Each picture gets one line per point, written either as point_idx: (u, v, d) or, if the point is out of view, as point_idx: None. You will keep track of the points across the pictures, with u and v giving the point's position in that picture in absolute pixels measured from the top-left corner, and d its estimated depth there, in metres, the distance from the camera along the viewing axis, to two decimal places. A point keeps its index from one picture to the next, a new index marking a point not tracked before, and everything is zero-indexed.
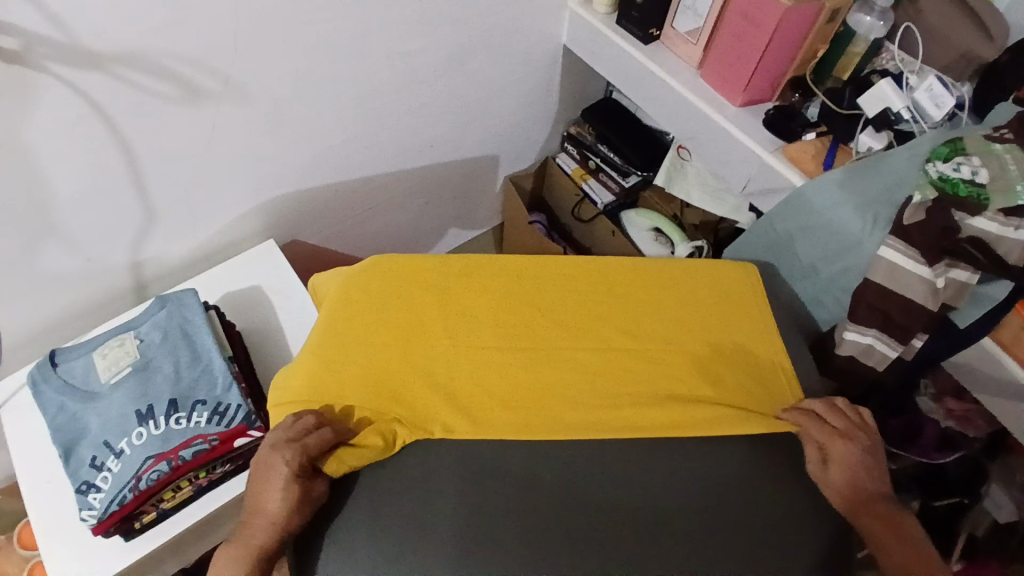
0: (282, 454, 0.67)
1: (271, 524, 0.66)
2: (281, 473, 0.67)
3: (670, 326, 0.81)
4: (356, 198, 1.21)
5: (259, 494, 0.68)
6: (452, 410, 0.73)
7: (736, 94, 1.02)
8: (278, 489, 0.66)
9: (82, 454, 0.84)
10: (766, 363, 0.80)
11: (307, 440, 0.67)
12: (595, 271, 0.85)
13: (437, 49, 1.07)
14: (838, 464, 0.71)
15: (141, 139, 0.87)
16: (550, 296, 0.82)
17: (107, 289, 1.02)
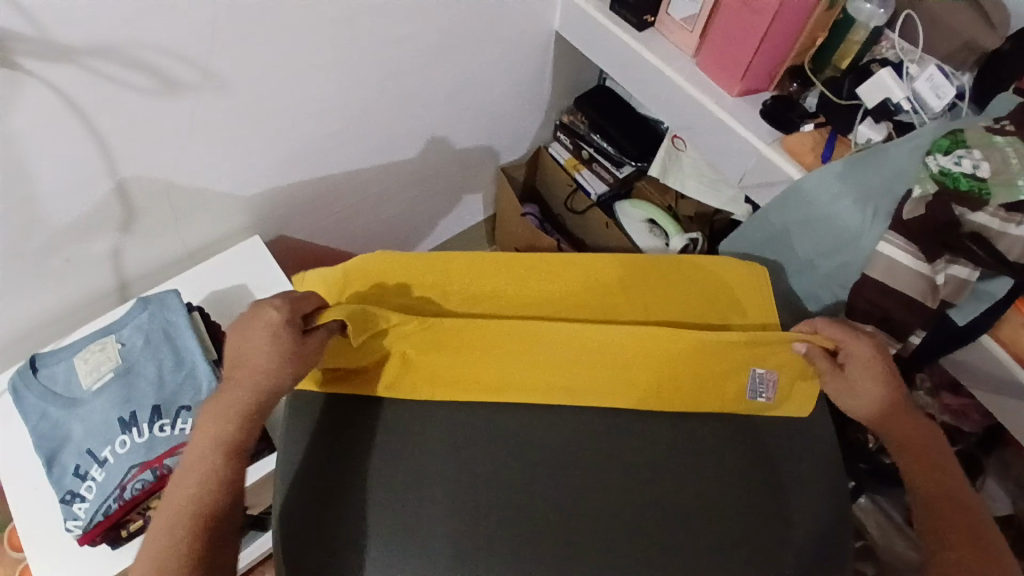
0: (262, 315, 0.71)
1: (252, 383, 0.70)
2: (268, 328, 0.70)
3: (670, 301, 0.83)
4: (344, 191, 1.18)
5: (242, 344, 0.71)
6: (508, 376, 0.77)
7: (733, 84, 1.00)
8: (257, 337, 0.70)
9: (65, 463, 0.83)
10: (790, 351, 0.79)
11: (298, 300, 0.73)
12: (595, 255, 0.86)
13: (426, 36, 1.03)
14: (857, 373, 0.75)
15: (118, 136, 0.84)
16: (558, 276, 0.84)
17: (89, 289, 1.00)
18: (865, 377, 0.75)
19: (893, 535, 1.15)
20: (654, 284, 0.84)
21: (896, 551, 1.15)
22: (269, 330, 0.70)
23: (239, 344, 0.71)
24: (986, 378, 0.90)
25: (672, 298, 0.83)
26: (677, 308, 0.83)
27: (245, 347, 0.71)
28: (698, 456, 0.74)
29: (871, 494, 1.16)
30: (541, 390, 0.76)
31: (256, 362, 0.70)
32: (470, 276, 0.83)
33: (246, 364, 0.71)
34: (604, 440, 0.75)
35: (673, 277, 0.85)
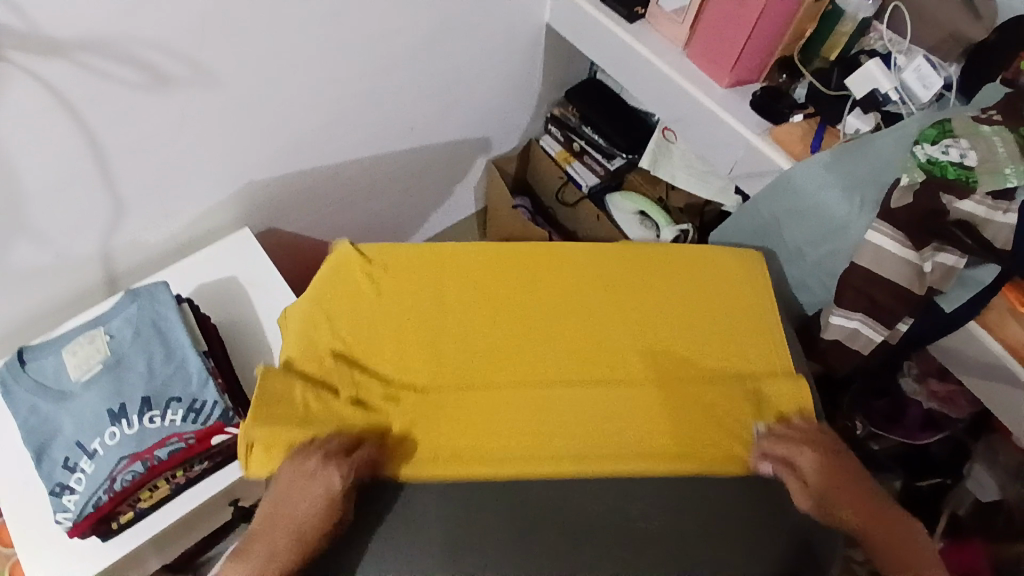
0: (323, 468, 0.68)
1: (297, 536, 0.67)
2: (325, 492, 0.67)
3: (643, 294, 0.85)
4: (335, 183, 1.18)
5: (292, 497, 0.68)
6: (497, 403, 0.75)
7: (723, 75, 1.00)
8: (315, 496, 0.67)
9: (54, 455, 0.82)
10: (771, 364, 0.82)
11: (354, 457, 0.69)
12: (569, 273, 0.86)
13: (417, 28, 1.03)
14: (816, 488, 0.71)
15: (106, 130, 0.83)
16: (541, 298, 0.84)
17: (77, 284, 0.99)
18: (829, 481, 0.71)
19: None
20: (664, 322, 0.83)
21: None
22: (330, 489, 0.67)
23: (293, 497, 0.68)
24: (973, 365, 0.91)
25: (679, 330, 0.82)
26: (686, 342, 0.82)
27: (301, 502, 0.67)
28: (689, 448, 0.74)
29: None
30: (535, 422, 0.74)
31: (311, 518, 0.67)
32: (442, 295, 0.83)
33: (295, 522, 0.67)
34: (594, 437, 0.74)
35: (677, 310, 0.84)
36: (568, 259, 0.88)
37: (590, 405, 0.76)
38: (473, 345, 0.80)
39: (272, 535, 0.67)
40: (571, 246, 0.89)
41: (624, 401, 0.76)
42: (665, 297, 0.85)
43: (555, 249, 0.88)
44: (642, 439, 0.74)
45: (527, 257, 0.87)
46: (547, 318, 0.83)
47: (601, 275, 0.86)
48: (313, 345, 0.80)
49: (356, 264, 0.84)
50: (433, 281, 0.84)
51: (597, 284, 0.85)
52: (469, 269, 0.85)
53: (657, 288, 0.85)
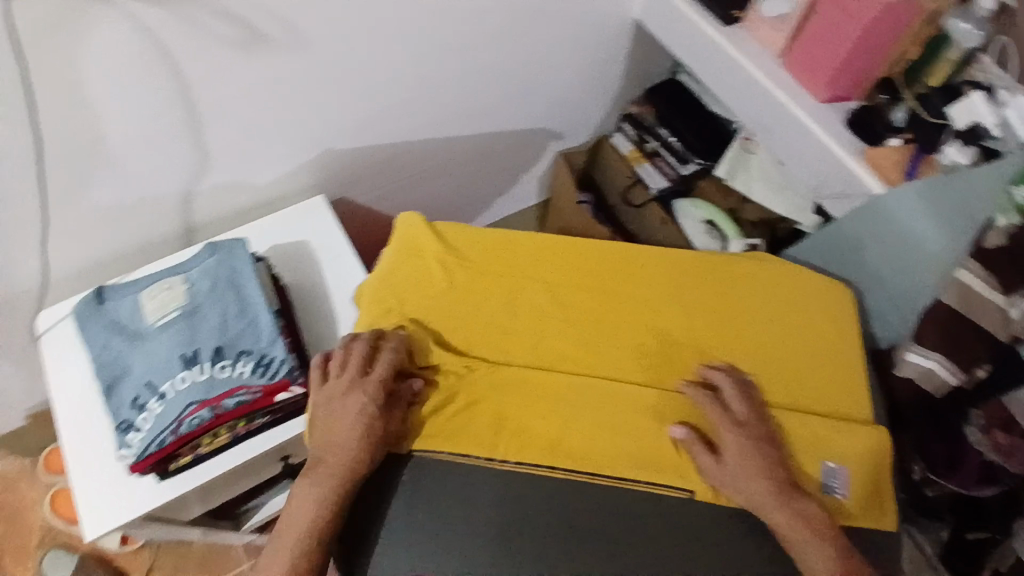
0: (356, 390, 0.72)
1: (343, 459, 0.69)
2: (363, 407, 0.71)
3: (719, 298, 0.84)
4: (407, 159, 1.18)
5: (332, 420, 0.72)
6: (565, 392, 0.76)
7: (819, 89, 0.97)
8: (350, 415, 0.71)
9: (123, 393, 0.85)
10: (840, 384, 0.81)
11: (379, 375, 0.73)
12: (644, 269, 0.86)
13: (507, 11, 1.02)
14: (736, 461, 0.71)
15: (198, 83, 0.85)
16: (613, 289, 0.84)
17: (155, 230, 1.01)
18: (744, 459, 0.71)
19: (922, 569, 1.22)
20: (740, 340, 0.82)
21: None
22: (358, 408, 0.71)
23: (329, 425, 0.72)
24: None
25: (752, 349, 0.81)
26: (760, 363, 0.80)
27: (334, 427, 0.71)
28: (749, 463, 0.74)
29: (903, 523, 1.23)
30: (600, 415, 0.75)
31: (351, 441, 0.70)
32: (514, 279, 0.83)
33: (336, 443, 0.70)
34: (654, 434, 0.74)
35: (755, 332, 0.82)
36: (646, 256, 0.87)
37: (660, 415, 0.75)
38: (546, 333, 0.80)
39: (317, 462, 0.70)
40: (650, 255, 0.87)
41: (692, 411, 0.76)
42: (744, 316, 0.83)
43: (630, 253, 0.87)
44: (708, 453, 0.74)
45: (604, 263, 0.86)
46: (623, 324, 0.82)
47: (676, 277, 0.86)
48: (383, 315, 0.81)
49: (434, 252, 0.84)
50: (505, 266, 0.84)
51: (674, 282, 0.85)
52: (543, 258, 0.86)
53: (735, 306, 0.84)
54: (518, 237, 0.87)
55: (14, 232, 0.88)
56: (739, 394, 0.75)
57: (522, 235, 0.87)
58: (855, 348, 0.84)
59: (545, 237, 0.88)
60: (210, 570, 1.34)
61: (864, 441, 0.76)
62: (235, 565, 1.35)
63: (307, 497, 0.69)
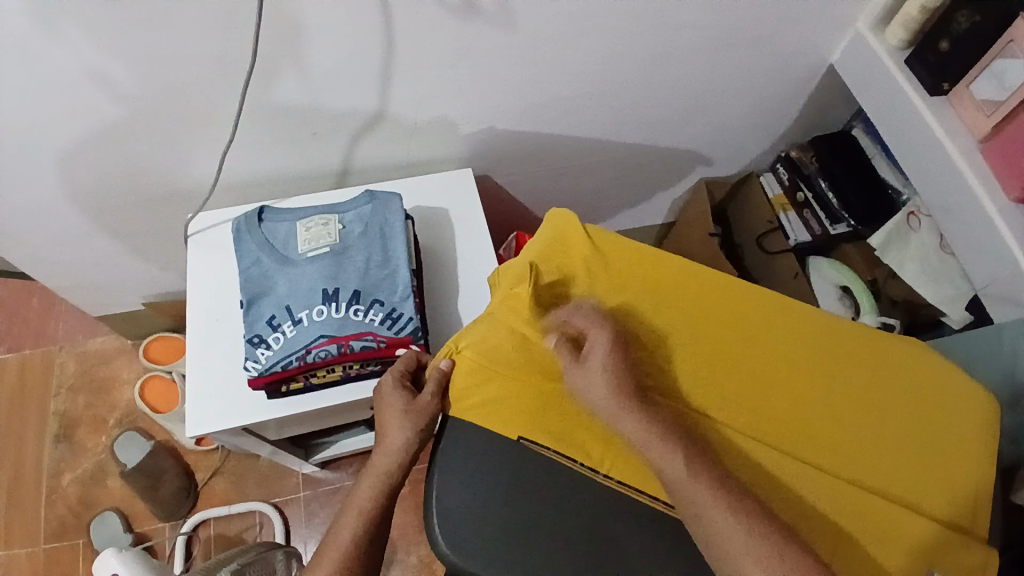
0: (383, 385, 0.84)
1: (385, 443, 0.81)
2: (389, 395, 0.83)
3: (852, 371, 0.81)
4: (558, 152, 1.19)
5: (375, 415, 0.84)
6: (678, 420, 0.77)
7: (1015, 185, 0.89)
8: (383, 408, 0.82)
9: (262, 310, 0.91)
10: (965, 497, 0.75)
11: (397, 369, 0.85)
12: (784, 318, 0.83)
13: (706, 32, 1.01)
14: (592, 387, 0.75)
15: (405, 38, 0.89)
16: (744, 331, 0.82)
17: (316, 162, 1.07)
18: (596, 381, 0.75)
19: None
20: (872, 426, 0.78)
21: None
22: (403, 404, 0.81)
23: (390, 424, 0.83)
24: None
25: (871, 429, 0.78)
26: (885, 451, 0.77)
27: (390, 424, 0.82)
28: (849, 544, 0.71)
29: None
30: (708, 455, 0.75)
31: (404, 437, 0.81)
32: (649, 296, 0.83)
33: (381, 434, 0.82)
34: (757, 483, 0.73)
35: (892, 421, 0.78)
36: (788, 306, 0.84)
37: (776, 478, 0.73)
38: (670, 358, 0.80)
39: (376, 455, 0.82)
40: (802, 312, 0.84)
41: (802, 474, 0.74)
42: (879, 400, 0.80)
43: (773, 301, 0.84)
44: (810, 521, 0.71)
45: (751, 308, 0.83)
46: (755, 375, 0.80)
47: (814, 338, 0.82)
48: (519, 300, 0.82)
49: (583, 256, 0.85)
50: (645, 279, 0.84)
51: (808, 343, 0.82)
52: (684, 281, 0.85)
53: (875, 388, 0.80)
54: (671, 260, 0.86)
55: (204, 133, 0.96)
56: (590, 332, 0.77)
57: (668, 255, 0.86)
58: (990, 463, 0.77)
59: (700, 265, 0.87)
60: (267, 488, 1.42)
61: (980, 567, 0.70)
62: (290, 491, 1.42)
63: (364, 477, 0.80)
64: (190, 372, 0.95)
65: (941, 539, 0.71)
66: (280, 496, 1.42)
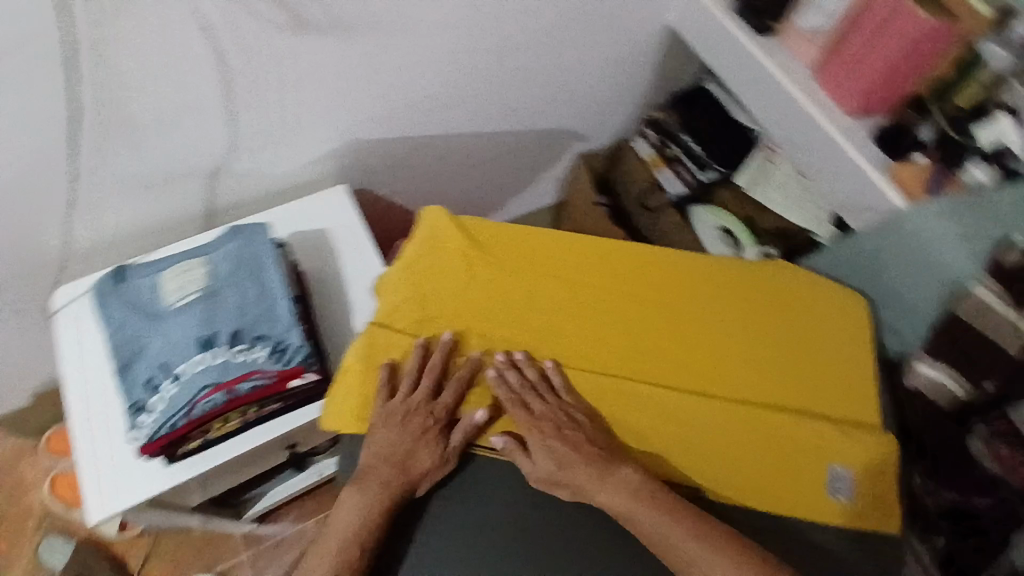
0: (422, 412, 0.75)
1: (401, 477, 0.73)
2: (426, 427, 0.74)
3: (735, 301, 0.84)
4: (433, 152, 1.18)
5: (395, 438, 0.74)
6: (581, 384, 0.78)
7: (850, 102, 0.96)
8: (412, 436, 0.74)
9: (139, 372, 0.86)
10: (855, 395, 0.80)
11: (446, 401, 0.76)
12: (662, 266, 0.86)
13: (544, 11, 1.03)
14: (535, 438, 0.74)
15: (239, 66, 0.86)
16: (627, 286, 0.84)
17: (177, 210, 1.02)
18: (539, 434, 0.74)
19: None
20: (768, 349, 0.82)
21: None
22: (440, 445, 0.75)
23: (384, 438, 0.74)
24: None
25: (765, 352, 0.81)
26: (782, 368, 0.81)
27: (385, 443, 0.74)
28: (758, 466, 0.75)
29: None
30: (617, 414, 0.77)
31: (403, 455, 0.73)
32: (532, 270, 0.84)
33: (396, 461, 0.73)
34: (666, 429, 0.76)
35: (782, 339, 0.82)
36: (663, 252, 0.87)
37: (687, 421, 0.76)
38: (563, 327, 0.81)
39: (367, 475, 0.73)
40: (681, 257, 0.87)
41: (706, 411, 0.77)
42: (766, 324, 0.83)
43: (649, 251, 0.87)
44: (719, 455, 0.75)
45: (636, 264, 0.86)
46: (651, 325, 0.82)
47: (692, 278, 0.85)
48: (402, 304, 0.81)
49: (457, 247, 0.84)
50: (524, 254, 0.85)
51: (690, 285, 0.85)
52: (562, 249, 0.86)
53: (764, 313, 0.84)
54: (548, 232, 0.87)
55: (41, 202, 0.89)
56: (530, 379, 0.76)
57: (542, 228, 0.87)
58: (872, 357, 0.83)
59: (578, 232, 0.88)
60: (206, 559, 1.34)
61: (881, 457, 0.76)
62: (231, 555, 1.34)
63: (361, 505, 0.71)
64: (75, 454, 0.88)
65: (845, 437, 0.77)
66: (222, 563, 1.33)
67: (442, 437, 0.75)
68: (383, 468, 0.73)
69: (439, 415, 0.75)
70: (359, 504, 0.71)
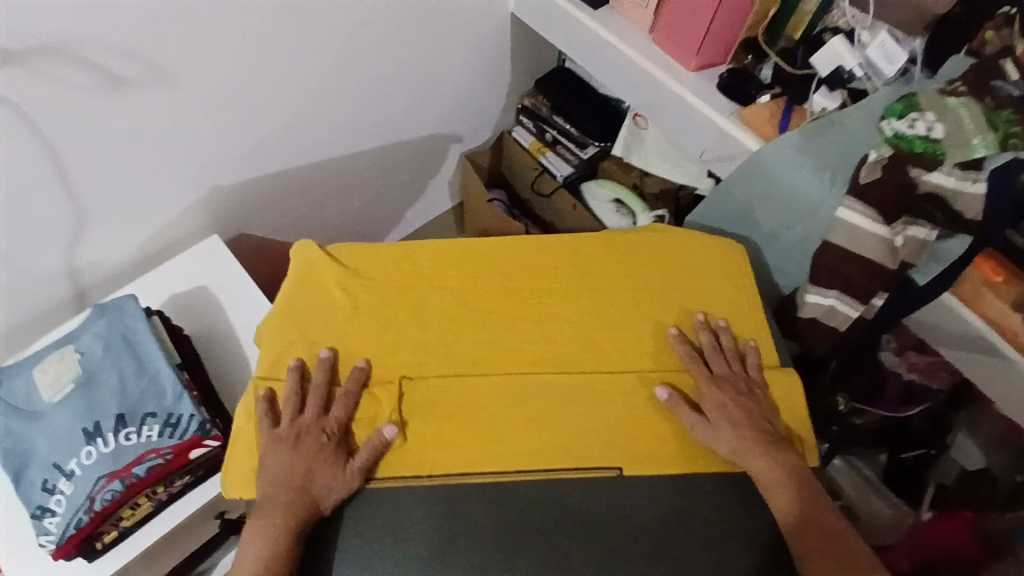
0: (314, 427, 0.73)
1: (303, 497, 0.70)
2: (321, 440, 0.72)
3: (614, 270, 0.85)
4: (308, 183, 1.16)
5: (289, 459, 0.71)
6: (479, 387, 0.76)
7: (689, 59, 0.99)
8: (306, 453, 0.71)
9: (32, 476, 0.79)
10: (744, 339, 0.82)
11: (337, 413, 0.74)
12: (542, 252, 0.86)
13: (380, 23, 1.02)
14: (710, 406, 0.75)
15: (66, 139, 0.81)
16: (509, 278, 0.84)
17: (43, 301, 0.96)
18: (729, 403, 0.75)
19: (871, 497, 1.13)
20: (659, 307, 0.83)
21: (873, 511, 1.12)
22: (339, 457, 0.72)
23: (277, 465, 0.71)
24: (948, 336, 0.90)
25: (650, 314, 0.82)
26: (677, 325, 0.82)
27: (281, 466, 0.71)
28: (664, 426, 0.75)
29: (845, 454, 1.15)
30: (518, 406, 0.75)
31: (300, 477, 0.70)
32: (414, 284, 0.83)
33: (295, 482, 0.70)
34: (568, 411, 0.75)
35: (671, 296, 0.84)
36: (540, 238, 0.88)
37: (587, 397, 0.76)
38: (453, 333, 0.80)
39: (268, 502, 0.70)
40: (560, 239, 0.88)
41: (603, 384, 0.77)
42: (648, 285, 0.85)
43: (525, 240, 0.88)
44: (623, 424, 0.75)
45: (516, 255, 0.86)
46: (543, 312, 0.82)
47: (571, 258, 0.86)
48: (286, 347, 0.79)
49: (332, 279, 0.82)
50: (404, 269, 0.84)
51: (569, 265, 0.86)
52: (441, 257, 0.85)
53: (649, 275, 0.85)
54: (423, 245, 0.86)
55: None
56: (714, 348, 0.79)
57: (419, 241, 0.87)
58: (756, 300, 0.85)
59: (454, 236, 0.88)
60: None
61: (784, 390, 0.79)
62: None
63: (263, 534, 0.68)
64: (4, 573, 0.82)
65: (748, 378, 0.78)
66: None
67: (339, 449, 0.72)
68: (280, 496, 0.70)
69: (333, 429, 0.73)
70: (263, 535, 0.68)
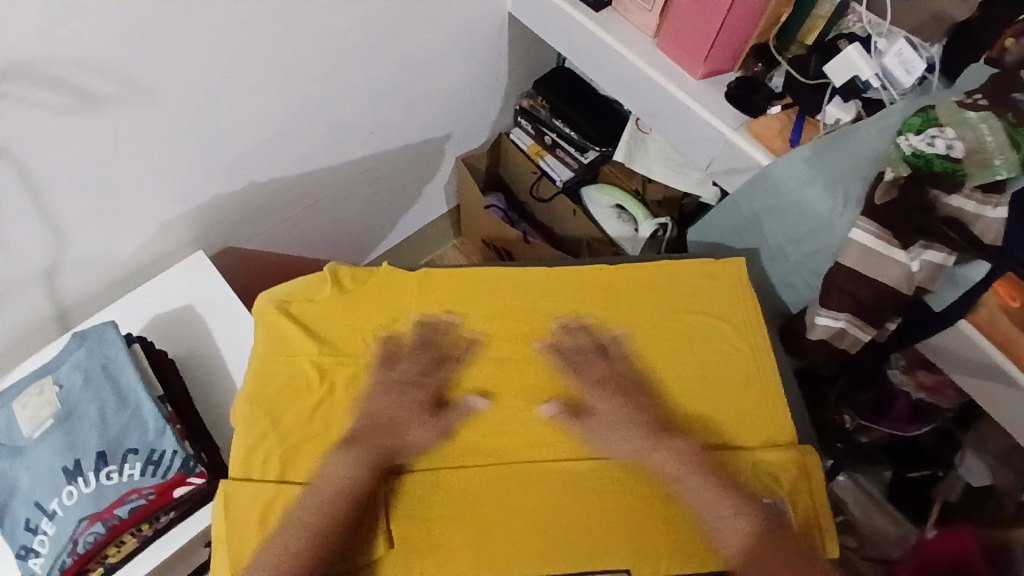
0: (419, 380, 0.75)
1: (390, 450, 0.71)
2: (423, 395, 0.75)
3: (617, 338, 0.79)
4: (294, 195, 1.11)
5: (389, 405, 0.74)
6: (471, 478, 0.71)
7: (696, 66, 0.94)
8: (402, 404, 0.74)
9: (15, 515, 0.77)
10: (763, 410, 0.76)
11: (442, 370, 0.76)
12: (536, 315, 0.80)
13: (368, 27, 0.97)
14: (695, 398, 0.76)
15: (37, 161, 0.77)
16: (496, 342, 0.78)
17: (22, 325, 0.92)
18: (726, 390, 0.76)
19: (874, 513, 1.15)
20: (668, 380, 0.77)
21: (876, 526, 1.14)
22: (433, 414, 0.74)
23: (378, 407, 0.74)
24: (962, 361, 0.87)
25: (661, 388, 0.76)
26: (685, 397, 0.76)
27: (382, 408, 0.74)
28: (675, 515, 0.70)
29: (849, 472, 1.16)
30: (518, 495, 0.71)
31: (395, 425, 0.73)
32: (397, 351, 0.78)
33: (386, 429, 0.72)
34: (564, 501, 0.71)
35: (696, 341, 0.79)
36: (533, 294, 0.81)
37: (589, 487, 0.71)
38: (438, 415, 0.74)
39: (359, 439, 0.72)
40: (557, 299, 0.81)
41: (604, 474, 0.72)
42: (657, 355, 0.78)
43: (515, 295, 0.81)
44: (627, 520, 0.70)
45: (505, 320, 0.80)
46: (537, 390, 0.76)
47: (568, 322, 0.80)
48: (259, 405, 0.74)
49: (310, 347, 0.77)
50: (384, 332, 0.79)
51: (564, 328, 0.79)
52: (421, 318, 0.79)
53: (653, 337, 0.79)
54: (409, 305, 0.80)
55: None
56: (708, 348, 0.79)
57: (399, 295, 0.81)
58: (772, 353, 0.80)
59: (440, 293, 0.81)
60: None
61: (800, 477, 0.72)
62: None
63: (332, 479, 0.69)
64: None
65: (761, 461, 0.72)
66: None
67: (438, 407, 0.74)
68: (370, 442, 0.71)
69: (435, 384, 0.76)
70: (346, 464, 0.70)
